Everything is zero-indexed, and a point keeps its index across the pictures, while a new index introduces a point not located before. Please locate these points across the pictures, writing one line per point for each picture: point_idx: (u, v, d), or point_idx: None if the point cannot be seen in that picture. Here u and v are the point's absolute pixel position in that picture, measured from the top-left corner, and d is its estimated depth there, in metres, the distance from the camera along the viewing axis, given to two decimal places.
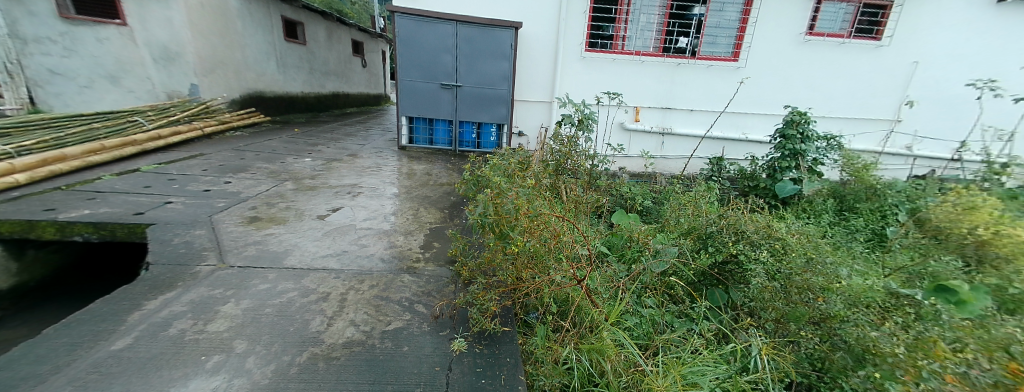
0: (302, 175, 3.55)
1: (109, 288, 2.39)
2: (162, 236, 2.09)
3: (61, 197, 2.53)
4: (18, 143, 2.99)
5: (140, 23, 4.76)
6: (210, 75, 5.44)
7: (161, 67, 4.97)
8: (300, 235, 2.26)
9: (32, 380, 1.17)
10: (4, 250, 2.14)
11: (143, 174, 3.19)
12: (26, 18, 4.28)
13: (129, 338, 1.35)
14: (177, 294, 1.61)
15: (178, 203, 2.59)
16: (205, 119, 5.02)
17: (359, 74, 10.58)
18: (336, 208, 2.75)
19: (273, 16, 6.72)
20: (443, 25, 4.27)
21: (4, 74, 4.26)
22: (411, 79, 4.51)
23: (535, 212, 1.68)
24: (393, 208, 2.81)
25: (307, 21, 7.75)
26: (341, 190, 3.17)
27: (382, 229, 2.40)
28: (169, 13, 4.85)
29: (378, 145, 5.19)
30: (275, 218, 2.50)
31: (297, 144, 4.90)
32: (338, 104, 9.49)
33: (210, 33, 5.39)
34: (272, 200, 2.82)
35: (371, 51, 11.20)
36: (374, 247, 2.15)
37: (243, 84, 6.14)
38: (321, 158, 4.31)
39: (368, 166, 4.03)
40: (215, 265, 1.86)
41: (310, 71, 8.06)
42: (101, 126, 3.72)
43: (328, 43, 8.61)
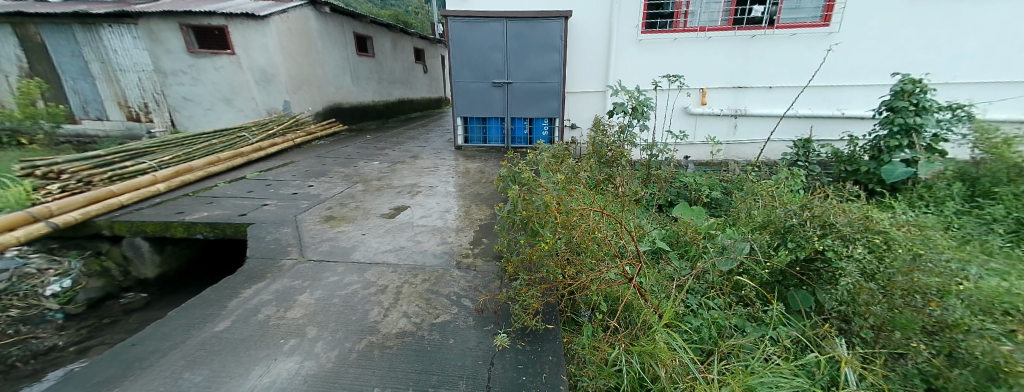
0: (371, 177, 3.87)
1: (219, 277, 2.88)
2: (257, 234, 2.43)
3: (188, 202, 3.06)
4: (159, 158, 3.65)
5: (244, 50, 5.48)
6: (299, 91, 6.04)
7: (262, 88, 5.69)
8: (366, 231, 2.48)
9: (158, 354, 1.44)
10: (149, 245, 2.66)
11: (247, 180, 3.73)
12: (165, 55, 5.39)
13: (228, 322, 1.59)
14: (266, 284, 1.86)
15: (272, 205, 2.98)
16: (295, 131, 5.68)
17: (422, 80, 11.19)
18: (397, 207, 2.96)
19: (346, 33, 7.36)
20: (493, 23, 4.33)
21: (154, 103, 5.63)
22: (466, 81, 4.66)
23: (568, 208, 1.64)
24: (449, 205, 2.95)
25: (375, 35, 8.36)
26: (402, 190, 3.40)
27: (436, 226, 2.53)
28: (265, 40, 5.47)
29: (438, 146, 5.45)
30: (345, 217, 2.76)
31: (367, 149, 5.36)
32: (404, 109, 10.15)
33: (298, 54, 6.02)
34: (345, 200, 3.11)
35: (431, 56, 11.77)
36: (429, 243, 2.28)
37: (326, 97, 6.84)
38: (387, 160, 4.65)
39: (428, 167, 4.26)
40: (296, 259, 2.12)
41: (380, 81, 8.70)
42: (218, 141, 4.40)
43: (394, 53, 9.24)
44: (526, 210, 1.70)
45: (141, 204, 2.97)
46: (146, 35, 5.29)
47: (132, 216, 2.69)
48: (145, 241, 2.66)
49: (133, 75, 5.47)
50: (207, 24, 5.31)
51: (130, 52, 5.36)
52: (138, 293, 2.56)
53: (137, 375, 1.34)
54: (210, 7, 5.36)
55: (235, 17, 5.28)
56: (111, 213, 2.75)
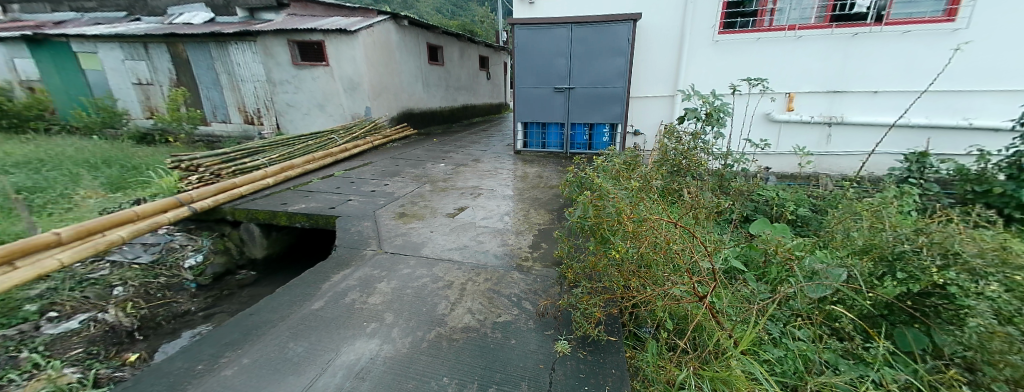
0: (437, 178, 4.10)
1: (311, 261, 3.28)
2: (343, 225, 2.71)
3: (288, 194, 3.50)
4: (269, 156, 4.24)
5: (337, 62, 6.14)
6: (378, 98, 6.62)
7: (349, 95, 6.34)
8: (434, 229, 2.65)
9: (269, 324, 1.68)
10: (259, 231, 3.09)
11: (334, 178, 4.16)
12: (275, 67, 6.22)
13: (322, 302, 1.82)
14: (351, 271, 2.08)
15: (355, 200, 3.31)
16: (374, 134, 6.22)
17: (485, 86, 11.59)
18: (461, 207, 3.11)
19: (420, 43, 7.88)
20: (558, 30, 4.39)
21: (264, 108, 6.53)
22: (529, 87, 4.75)
23: (640, 217, 1.62)
24: (509, 208, 3.04)
25: (445, 44, 8.85)
26: (465, 191, 3.56)
27: (497, 228, 2.62)
28: (353, 52, 6.08)
29: (497, 151, 5.61)
30: (416, 215, 2.96)
31: (434, 152, 5.68)
32: (468, 115, 10.58)
33: (379, 64, 6.59)
34: (415, 199, 3.35)
35: (495, 63, 12.15)
36: (491, 244, 2.37)
37: (400, 103, 7.38)
38: (451, 163, 4.90)
39: (489, 170, 4.41)
40: (375, 250, 2.34)
41: (447, 88, 9.19)
42: (313, 142, 4.97)
43: (461, 62, 9.71)
44: (595, 216, 1.76)
45: (256, 195, 3.47)
46: (261, 51, 6.16)
47: (247, 204, 3.15)
48: (257, 226, 3.09)
49: (250, 85, 6.39)
50: (308, 39, 6.03)
51: (248, 65, 6.26)
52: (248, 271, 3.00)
53: (254, 340, 1.58)
54: (311, 24, 6.09)
55: (331, 33, 5.95)
56: (235, 201, 3.25)
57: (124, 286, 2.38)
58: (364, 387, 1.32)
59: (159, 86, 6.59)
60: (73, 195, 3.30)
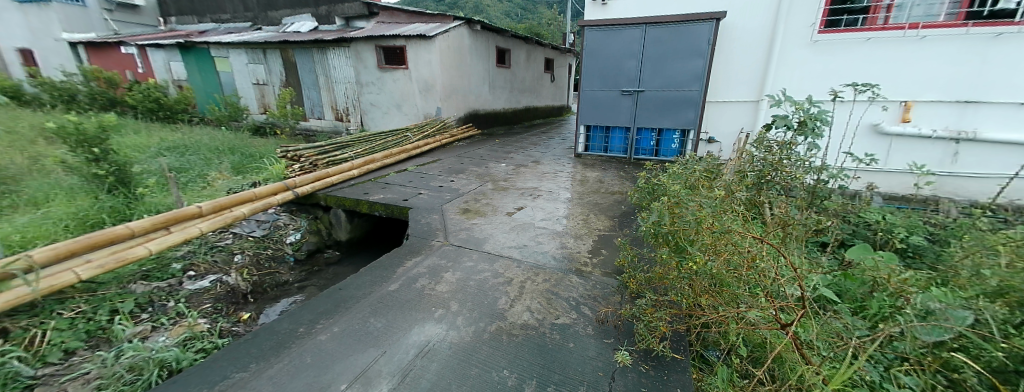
0: (499, 177, 4.25)
1: (386, 247, 3.64)
2: (414, 216, 2.95)
3: (369, 185, 3.87)
4: (355, 150, 4.72)
5: (414, 65, 6.61)
6: (449, 100, 7.00)
7: (423, 96, 6.80)
8: (494, 226, 2.77)
9: (354, 299, 1.92)
10: (344, 216, 3.47)
11: (408, 172, 4.50)
12: (363, 70, 6.89)
13: (397, 284, 2.02)
14: (421, 260, 2.27)
15: (425, 194, 3.56)
16: (442, 133, 6.61)
17: (548, 88, 11.64)
18: (520, 207, 3.21)
19: (490, 46, 8.14)
20: (630, 31, 4.33)
21: (352, 107, 7.27)
22: (595, 89, 4.75)
23: (721, 229, 1.58)
24: (567, 211, 3.07)
25: (513, 47, 9.05)
26: (525, 191, 3.66)
27: (555, 230, 2.67)
28: (430, 56, 6.49)
29: (557, 153, 5.65)
30: (478, 211, 3.12)
31: (496, 152, 5.87)
32: (530, 116, 10.73)
33: (452, 67, 6.94)
34: (478, 196, 3.51)
35: (560, 65, 12.14)
36: (548, 245, 2.43)
37: (467, 105, 7.71)
38: (512, 163, 5.03)
39: (549, 171, 4.47)
40: (442, 242, 2.51)
41: (512, 90, 9.40)
42: (390, 139, 5.42)
43: (527, 64, 9.86)
44: (672, 223, 1.72)
45: (343, 184, 3.89)
46: (353, 55, 6.86)
47: (336, 192, 3.55)
48: (343, 212, 3.47)
49: (342, 86, 7.15)
50: (392, 44, 6.59)
51: (342, 68, 7.01)
52: (331, 250, 3.41)
53: (343, 312, 1.82)
54: (395, 30, 6.63)
55: (412, 39, 6.41)
56: (326, 189, 3.68)
57: (243, 254, 2.86)
58: (432, 368, 1.46)
59: (272, 86, 7.67)
60: (208, 177, 4.00)
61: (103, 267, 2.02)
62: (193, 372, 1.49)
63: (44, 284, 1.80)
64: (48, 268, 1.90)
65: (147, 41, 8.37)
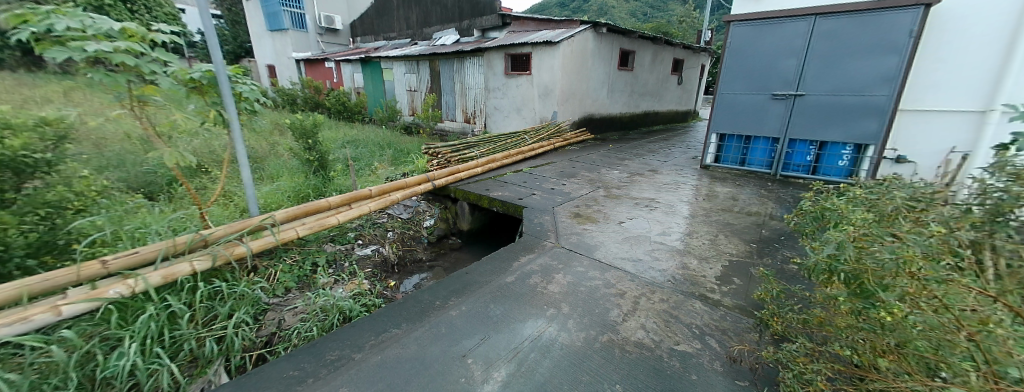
0: (612, 184, 4.17)
1: (504, 239, 3.97)
2: (529, 216, 3.11)
3: (489, 182, 4.22)
4: (481, 149, 5.18)
5: (538, 70, 6.88)
6: (565, 104, 7.06)
7: (543, 101, 7.00)
8: (605, 234, 2.76)
9: (476, 284, 2.15)
10: (468, 209, 3.85)
11: (524, 173, 4.75)
12: (492, 76, 7.49)
13: (513, 277, 2.19)
14: (534, 258, 2.42)
15: (538, 195, 3.71)
16: (557, 136, 6.74)
17: (674, 91, 10.79)
18: (634, 217, 3.11)
19: (614, 49, 7.90)
20: (789, 24, 3.85)
21: (478, 110, 7.96)
22: (735, 92, 4.34)
23: (936, 276, 1.19)
24: (687, 228, 2.86)
25: (638, 49, 8.62)
26: (640, 202, 3.52)
27: (674, 247, 2.52)
28: (553, 61, 6.64)
29: (680, 164, 5.25)
30: (591, 217, 3.13)
31: (610, 158, 5.74)
32: (649, 122, 10.14)
33: (573, 71, 6.97)
34: (590, 202, 3.51)
35: (690, 66, 11.12)
36: (664, 262, 2.32)
37: (582, 109, 7.64)
38: (627, 170, 4.87)
39: (668, 183, 4.21)
40: (553, 243, 2.62)
41: (632, 94, 8.99)
42: (510, 141, 5.78)
43: (651, 67, 9.31)
44: (857, 260, 1.33)
45: (470, 179, 4.30)
46: (485, 63, 7.52)
47: (465, 186, 3.95)
48: (467, 205, 3.86)
49: (473, 91, 7.90)
50: (520, 52, 6.99)
51: (474, 74, 7.75)
52: (454, 238, 3.86)
53: (469, 293, 2.07)
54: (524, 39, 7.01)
55: (537, 45, 6.66)
56: (457, 183, 4.13)
57: (393, 232, 3.47)
58: (546, 363, 1.55)
59: (420, 92, 8.90)
60: (369, 166, 4.92)
61: (312, 228, 2.67)
62: (361, 321, 1.88)
63: (280, 236, 2.48)
64: (282, 224, 2.60)
65: (339, 56, 10.63)
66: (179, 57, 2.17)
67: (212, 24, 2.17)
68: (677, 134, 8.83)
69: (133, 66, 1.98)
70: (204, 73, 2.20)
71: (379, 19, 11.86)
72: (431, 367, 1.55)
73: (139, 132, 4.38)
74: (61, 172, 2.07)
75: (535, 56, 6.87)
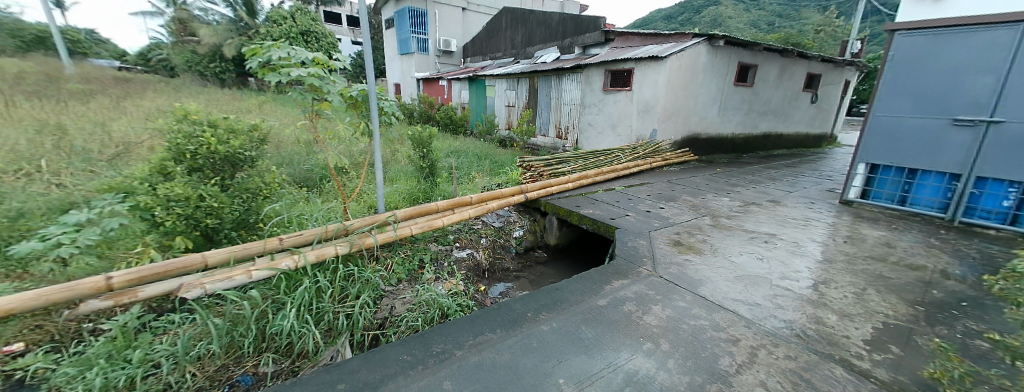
0: (721, 213, 3.78)
1: (594, 260, 3.87)
2: (622, 238, 2.98)
3: (582, 198, 4.16)
4: (573, 166, 5.11)
5: (639, 86, 6.60)
6: (668, 121, 6.61)
7: (642, 118, 6.69)
8: (713, 270, 2.50)
9: (566, 302, 2.14)
10: (557, 223, 3.89)
11: (618, 192, 4.58)
12: (589, 93, 7.45)
13: (606, 301, 2.13)
14: (628, 283, 2.32)
15: (633, 217, 3.53)
16: (655, 156, 6.35)
17: (806, 111, 9.32)
18: (747, 253, 2.77)
19: (732, 63, 7.16)
20: (989, 32, 3.06)
21: (571, 126, 7.97)
22: (896, 114, 3.57)
23: None
24: (819, 274, 2.44)
25: (762, 63, 7.67)
26: (756, 236, 3.12)
27: (802, 295, 2.17)
28: (658, 76, 6.31)
29: (810, 197, 4.51)
30: (695, 247, 2.87)
31: (718, 183, 5.20)
32: (769, 146, 8.90)
33: (680, 87, 6.52)
34: (693, 230, 3.23)
35: (829, 82, 9.49)
36: (787, 312, 2.00)
37: (687, 127, 7.06)
38: (739, 199, 4.36)
39: (794, 217, 3.65)
40: (650, 271, 2.47)
41: (749, 112, 8.02)
42: (604, 158, 5.63)
43: (777, 84, 8.20)
44: None
45: (561, 195, 4.29)
46: (583, 80, 7.52)
47: (556, 200, 3.97)
48: (556, 220, 3.90)
49: (568, 107, 7.96)
50: (622, 68, 6.81)
51: (572, 91, 7.81)
52: (541, 252, 3.94)
53: (561, 310, 2.07)
54: (627, 54, 6.80)
55: (641, 60, 6.39)
56: (548, 197, 4.17)
57: (485, 239, 3.63)
58: None
59: (517, 108, 9.26)
60: (469, 175, 5.28)
61: (423, 228, 2.99)
62: (460, 321, 2.01)
63: (400, 232, 2.82)
64: (401, 222, 2.96)
65: (451, 74, 11.75)
66: (344, 79, 2.68)
67: (369, 54, 2.68)
68: (807, 161, 7.61)
69: (316, 87, 2.51)
70: (359, 92, 2.68)
71: (488, 40, 12.76)
72: (523, 379, 1.58)
73: (302, 137, 5.46)
74: (260, 166, 2.68)
75: (637, 71, 6.62)
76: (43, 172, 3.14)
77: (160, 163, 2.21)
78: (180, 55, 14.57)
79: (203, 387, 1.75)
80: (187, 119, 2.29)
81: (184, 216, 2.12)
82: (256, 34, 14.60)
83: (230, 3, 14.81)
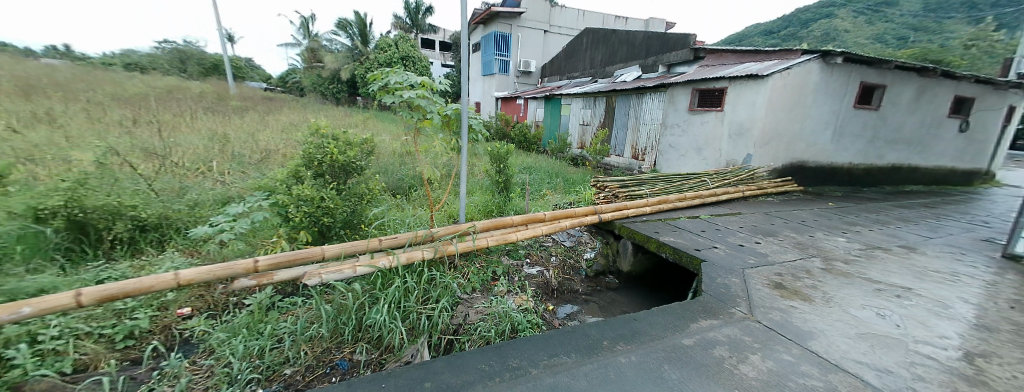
0: (834, 255, 3.26)
1: (674, 293, 3.56)
2: (710, 273, 2.73)
3: (662, 224, 3.89)
4: (652, 189, 4.81)
5: (733, 106, 6.00)
6: (766, 146, 5.87)
7: (733, 141, 6.08)
8: (826, 322, 2.15)
9: (645, 336, 2.02)
10: (632, 248, 3.65)
11: (704, 220, 4.21)
12: (672, 113, 7.01)
13: (692, 340, 1.96)
14: (718, 325, 2.10)
15: (722, 250, 3.21)
16: (749, 184, 5.67)
17: (952, 141, 7.72)
18: (871, 306, 2.34)
19: (851, 83, 6.23)
20: None
21: (651, 147, 7.60)
22: None
23: None
24: (976, 344, 1.96)
25: (893, 83, 6.55)
26: (883, 287, 2.63)
27: (952, 368, 1.76)
28: (755, 96, 5.68)
29: (961, 246, 3.68)
30: (801, 293, 2.51)
31: (831, 219, 4.51)
32: (895, 180, 7.49)
33: (783, 108, 5.80)
34: (798, 272, 2.83)
35: (987, 107, 7.76)
36: (931, 386, 1.64)
37: (791, 154, 6.22)
38: (859, 240, 3.72)
39: (937, 269, 3.00)
40: (745, 314, 2.22)
41: (873, 140, 6.86)
42: (688, 182, 5.19)
43: (909, 110, 6.92)
44: None
45: (639, 219, 4.06)
46: (667, 99, 7.12)
47: (631, 224, 3.77)
48: (631, 244, 3.66)
49: (648, 127, 7.63)
50: (712, 86, 6.30)
51: (654, 110, 7.45)
52: (612, 278, 3.74)
53: (642, 343, 1.95)
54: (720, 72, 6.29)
55: (737, 78, 5.84)
56: (622, 219, 3.94)
57: (554, 257, 3.66)
58: None
59: (593, 126, 9.21)
60: (542, 192, 5.31)
61: (498, 241, 3.06)
62: (534, 339, 2.01)
63: (478, 243, 2.93)
64: (479, 233, 3.08)
65: (530, 93, 12.07)
66: (445, 99, 2.93)
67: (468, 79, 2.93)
68: (953, 201, 6.25)
69: (420, 107, 2.83)
70: (454, 111, 2.90)
71: (568, 61, 12.89)
72: None
73: (396, 149, 6.05)
74: (366, 174, 3.02)
75: (730, 90, 6.04)
76: (209, 170, 3.95)
77: (295, 168, 2.64)
78: (308, 77, 17.32)
79: (312, 365, 2.02)
80: (318, 132, 2.73)
81: (308, 213, 2.49)
82: (366, 59, 16.74)
83: (349, 33, 17.27)
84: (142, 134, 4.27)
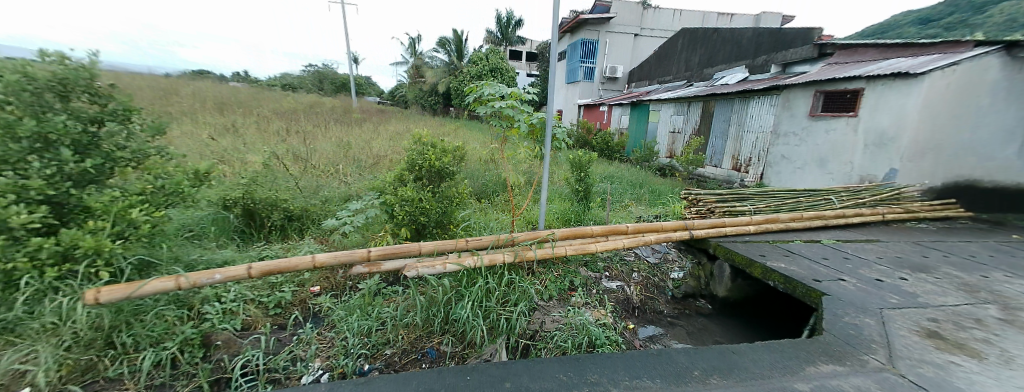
0: (1019, 303, 2.55)
1: (780, 329, 3.12)
2: (834, 310, 2.34)
3: (769, 247, 3.43)
4: (757, 204, 4.28)
5: (870, 112, 5.08)
6: (919, 159, 4.84)
7: (869, 152, 5.13)
8: (1005, 390, 1.70)
9: (748, 373, 1.82)
10: (729, 273, 3.28)
11: (824, 245, 3.62)
12: (787, 119, 6.21)
13: (811, 387, 1.71)
14: (846, 373, 1.80)
15: (851, 283, 2.72)
16: (892, 206, 4.61)
17: None
18: None
19: None
20: None
21: (757, 157, 6.82)
22: None
23: None
24: None
25: None
26: None
27: None
28: (903, 100, 4.75)
29: None
30: (967, 347, 2.02)
31: (1016, 257, 3.52)
32: None
33: (943, 114, 4.75)
34: (962, 321, 2.28)
35: None
36: None
37: (954, 171, 5.03)
38: None
39: None
40: (884, 364, 1.86)
41: None
42: (805, 199, 4.51)
43: None
44: None
45: (739, 238, 3.63)
46: (781, 103, 6.33)
47: (729, 244, 3.37)
48: (728, 268, 3.28)
49: (754, 136, 6.87)
50: (843, 88, 5.40)
51: (763, 116, 6.69)
52: (705, 303, 3.45)
53: (744, 380, 1.77)
54: (854, 71, 5.37)
55: (880, 77, 4.93)
56: (718, 237, 3.54)
57: (636, 273, 3.50)
58: None
59: (684, 134, 8.63)
60: (626, 204, 5.09)
61: (576, 250, 3.01)
62: (616, 356, 1.96)
63: (557, 250, 2.92)
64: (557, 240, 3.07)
65: (614, 100, 11.74)
66: (530, 107, 3.02)
67: None
68: None
69: (508, 116, 2.96)
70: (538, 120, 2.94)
71: (660, 65, 12.21)
72: None
73: (482, 155, 6.38)
74: (455, 178, 3.22)
75: (867, 92, 5.12)
76: (332, 171, 4.65)
77: (399, 172, 2.94)
78: (411, 92, 19.27)
79: (406, 349, 2.25)
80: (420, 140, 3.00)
81: (407, 212, 2.79)
82: (460, 73, 18.00)
83: (447, 50, 18.79)
84: (289, 141, 5.23)
